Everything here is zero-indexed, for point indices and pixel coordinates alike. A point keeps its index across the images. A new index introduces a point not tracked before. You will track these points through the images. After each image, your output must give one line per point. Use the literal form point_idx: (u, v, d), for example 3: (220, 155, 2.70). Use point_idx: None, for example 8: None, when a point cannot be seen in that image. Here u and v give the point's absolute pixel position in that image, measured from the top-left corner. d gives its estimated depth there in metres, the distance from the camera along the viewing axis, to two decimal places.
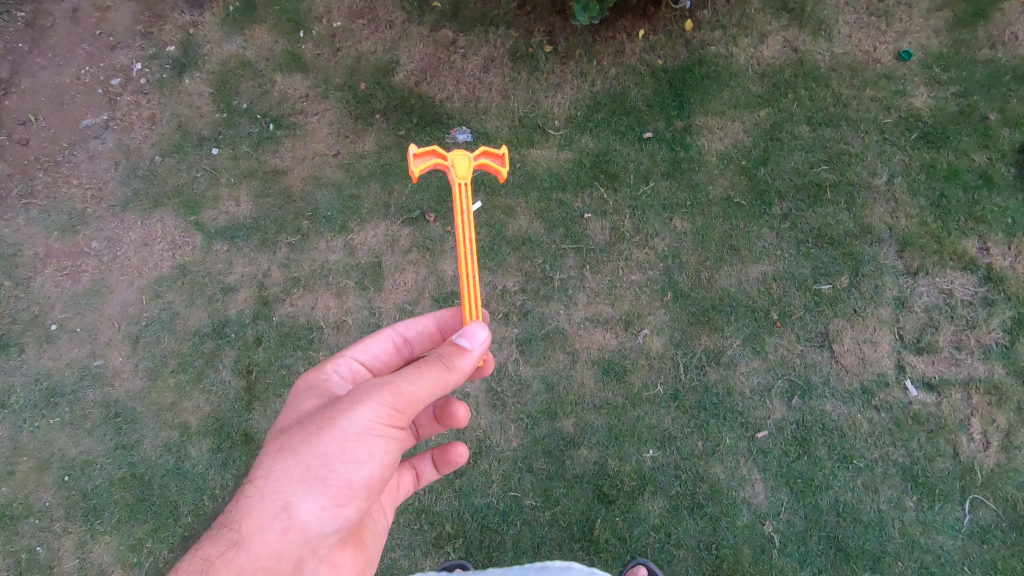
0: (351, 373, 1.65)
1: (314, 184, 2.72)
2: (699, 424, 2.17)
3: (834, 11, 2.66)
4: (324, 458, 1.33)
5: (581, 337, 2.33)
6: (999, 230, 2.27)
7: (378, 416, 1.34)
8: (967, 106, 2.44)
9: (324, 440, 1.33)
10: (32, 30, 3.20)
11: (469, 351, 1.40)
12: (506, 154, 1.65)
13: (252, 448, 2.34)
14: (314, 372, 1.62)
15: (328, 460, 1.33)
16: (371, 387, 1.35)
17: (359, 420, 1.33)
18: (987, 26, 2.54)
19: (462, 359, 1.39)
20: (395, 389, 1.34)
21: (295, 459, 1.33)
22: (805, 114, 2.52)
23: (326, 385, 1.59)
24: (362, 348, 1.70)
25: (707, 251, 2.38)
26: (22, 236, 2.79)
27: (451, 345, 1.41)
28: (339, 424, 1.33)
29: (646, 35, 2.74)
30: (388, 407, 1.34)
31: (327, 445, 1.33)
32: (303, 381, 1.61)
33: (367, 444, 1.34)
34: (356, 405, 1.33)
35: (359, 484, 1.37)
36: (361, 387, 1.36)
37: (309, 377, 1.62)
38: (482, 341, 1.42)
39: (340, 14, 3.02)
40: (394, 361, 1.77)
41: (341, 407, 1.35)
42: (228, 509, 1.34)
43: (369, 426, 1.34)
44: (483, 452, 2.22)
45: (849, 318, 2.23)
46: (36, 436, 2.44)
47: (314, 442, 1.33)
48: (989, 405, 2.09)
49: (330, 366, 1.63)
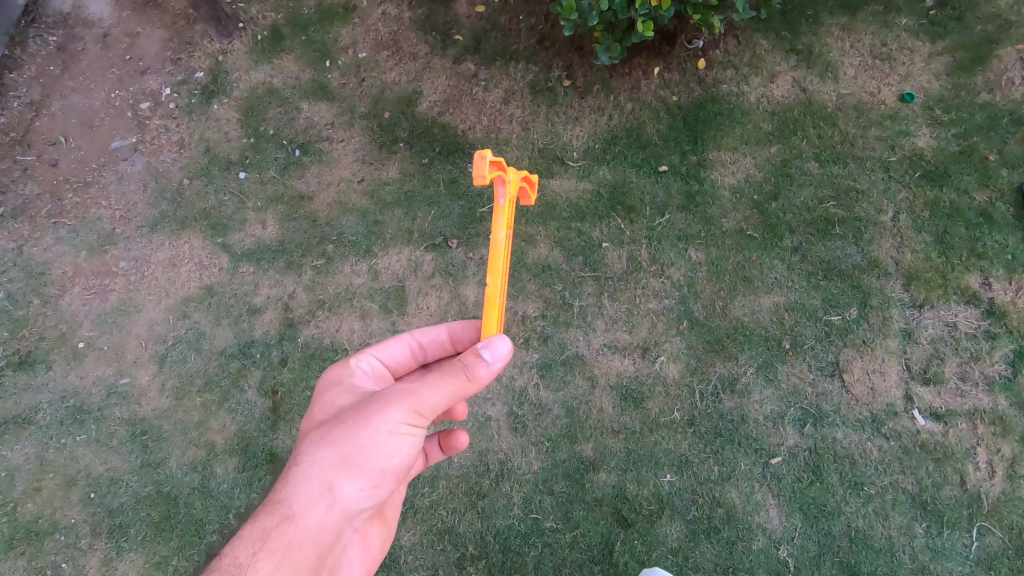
0: (373, 371, 1.69)
1: (339, 209, 2.80)
2: (715, 450, 2.25)
3: (839, 54, 2.79)
4: (361, 450, 1.38)
5: (600, 363, 2.41)
6: (1000, 266, 2.37)
7: (408, 417, 1.37)
8: (967, 146, 2.56)
9: (360, 434, 1.38)
10: (64, 54, 3.31)
11: (489, 363, 1.37)
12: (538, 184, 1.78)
13: (276, 468, 2.40)
14: (340, 367, 1.66)
15: (364, 452, 1.38)
16: (400, 390, 1.38)
17: (391, 419, 1.37)
18: (985, 72, 2.67)
19: (485, 369, 1.37)
20: (423, 394, 1.36)
21: (335, 449, 1.39)
22: (814, 151, 2.63)
23: (353, 381, 1.63)
24: (382, 349, 1.73)
25: (721, 281, 2.47)
26: (51, 255, 2.85)
27: (471, 357, 1.38)
28: (373, 422, 1.38)
29: (661, 72, 2.85)
30: (418, 409, 1.37)
31: (363, 439, 1.38)
32: (329, 376, 1.65)
33: (398, 441, 1.39)
34: (390, 405, 1.37)
35: (391, 473, 1.43)
36: (393, 388, 1.40)
37: (334, 373, 1.65)
38: (505, 355, 1.38)
39: (365, 45, 3.12)
40: (410, 363, 1.80)
41: (376, 406, 1.39)
42: (273, 491, 1.41)
43: (400, 426, 1.38)
44: (504, 474, 2.29)
45: (858, 349, 2.32)
46: (62, 453, 2.51)
47: (352, 436, 1.38)
48: (994, 436, 2.17)
49: (352, 364, 1.66)
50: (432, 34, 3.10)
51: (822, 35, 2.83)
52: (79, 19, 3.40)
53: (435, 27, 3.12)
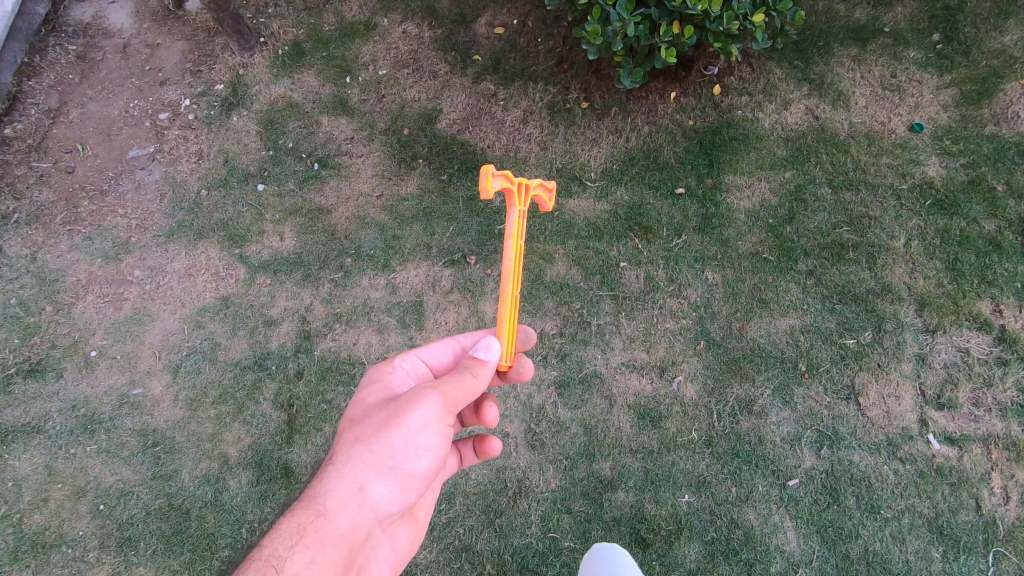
0: (413, 372, 1.70)
1: (357, 223, 2.81)
2: (732, 471, 2.26)
3: (851, 84, 2.87)
4: (391, 449, 1.39)
5: (618, 382, 2.42)
6: (1010, 294, 2.41)
7: (436, 414, 1.41)
8: (976, 176, 2.61)
9: (391, 432, 1.39)
10: (83, 63, 3.32)
11: (486, 362, 1.50)
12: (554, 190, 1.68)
13: (291, 482, 2.39)
14: (378, 367, 1.69)
15: (395, 451, 1.39)
16: (428, 387, 1.42)
17: (421, 416, 1.39)
18: (992, 104, 2.74)
19: (485, 368, 1.50)
20: (448, 390, 1.42)
21: (368, 448, 1.39)
22: (827, 177, 2.69)
23: (390, 379, 1.64)
24: (425, 350, 1.75)
25: (737, 303, 2.50)
26: (64, 262, 2.84)
27: (472, 357, 1.51)
28: (404, 421, 1.39)
29: (677, 96, 2.92)
30: (445, 405, 1.41)
31: (394, 438, 1.39)
32: (370, 373, 1.66)
33: (428, 438, 1.41)
34: (420, 402, 1.39)
35: (420, 474, 1.43)
36: (423, 386, 1.43)
37: (373, 371, 1.67)
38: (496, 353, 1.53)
39: (386, 63, 3.16)
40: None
41: (406, 404, 1.41)
42: (306, 489, 1.39)
43: (430, 423, 1.40)
44: (522, 492, 2.29)
45: (873, 372, 2.36)
46: (72, 463, 2.48)
47: (383, 433, 1.39)
48: (1008, 461, 2.20)
49: (394, 362, 1.68)
50: (452, 53, 3.15)
51: (833, 65, 2.91)
52: (99, 29, 3.43)
53: (454, 47, 3.17)
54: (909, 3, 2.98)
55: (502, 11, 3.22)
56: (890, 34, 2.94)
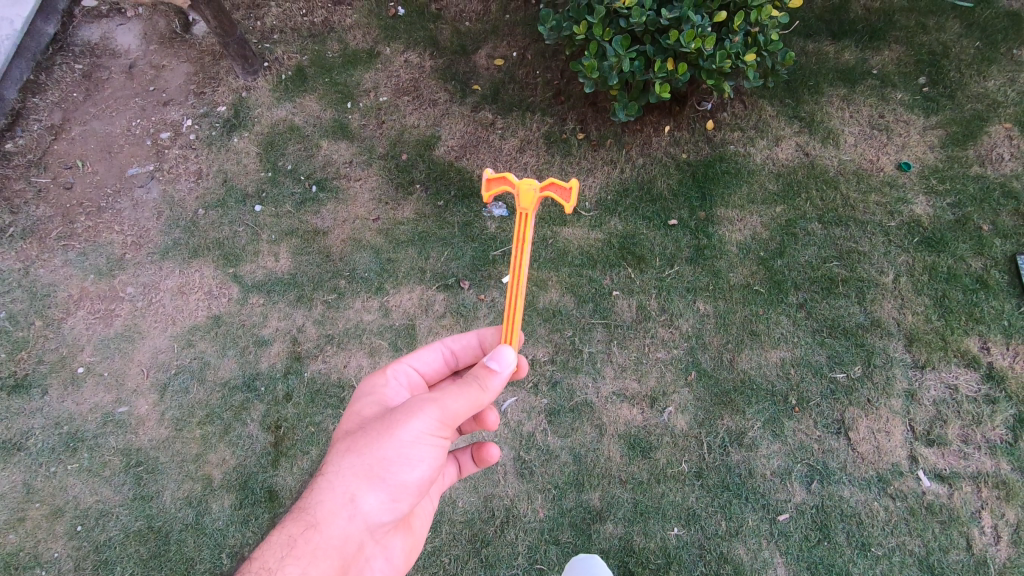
0: (407, 381, 1.69)
1: (353, 246, 2.83)
2: (723, 504, 2.24)
3: (840, 123, 2.94)
4: (383, 460, 1.36)
5: (609, 411, 2.41)
6: (997, 332, 2.44)
7: (432, 427, 1.37)
8: (962, 216, 2.67)
9: (384, 443, 1.36)
10: (88, 82, 3.37)
11: (498, 372, 1.42)
12: None
13: (275, 506, 2.34)
14: (372, 377, 1.67)
15: (387, 462, 1.36)
16: (425, 399, 1.38)
17: (415, 428, 1.36)
18: (976, 146, 2.81)
19: (495, 379, 1.42)
20: (446, 402, 1.37)
21: (359, 459, 1.37)
22: (818, 213, 2.73)
23: (384, 391, 1.62)
24: (416, 358, 1.74)
25: (729, 334, 2.51)
26: (57, 277, 2.83)
27: (482, 367, 1.43)
28: (397, 432, 1.36)
29: (671, 130, 2.98)
30: (442, 418, 1.37)
31: (386, 449, 1.36)
32: (363, 385, 1.65)
33: (421, 451, 1.38)
34: (415, 414, 1.36)
35: (413, 485, 1.40)
36: (419, 397, 1.39)
37: (368, 382, 1.66)
38: (510, 362, 1.45)
39: (387, 90, 3.23)
40: (443, 371, 1.81)
41: (400, 415, 1.38)
42: (300, 499, 1.39)
43: (424, 435, 1.37)
44: (509, 521, 2.26)
45: (863, 407, 2.36)
46: (51, 482, 2.43)
47: (376, 445, 1.37)
48: (998, 500, 2.19)
49: (388, 373, 1.67)
50: (452, 82, 3.22)
51: (823, 104, 2.99)
52: (106, 50, 3.49)
53: (454, 77, 3.24)
54: (895, 48, 3.09)
55: (502, 44, 3.30)
56: (877, 76, 3.03)
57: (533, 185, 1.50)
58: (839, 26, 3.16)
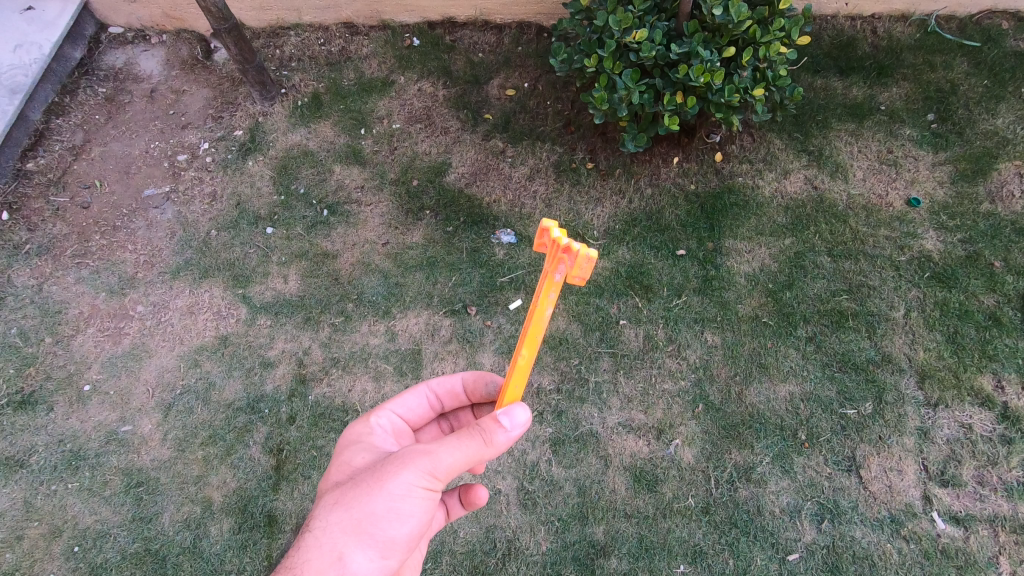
0: (392, 428, 1.65)
1: (362, 269, 2.85)
2: (730, 542, 2.19)
3: (848, 157, 2.96)
4: (372, 515, 1.31)
5: (615, 442, 2.38)
6: (1011, 370, 2.40)
7: (422, 479, 1.33)
8: (973, 252, 2.65)
9: (373, 497, 1.32)
10: (111, 105, 3.47)
11: (507, 429, 1.35)
12: (585, 255, 1.19)
13: (274, 531, 2.32)
14: (357, 424, 1.63)
15: (376, 517, 1.31)
16: (418, 451, 1.34)
17: (406, 481, 1.32)
18: (986, 183, 2.81)
19: (502, 434, 1.35)
20: (440, 455, 1.32)
21: (347, 513, 1.32)
22: (826, 246, 2.73)
23: (372, 439, 1.58)
24: (399, 403, 1.70)
25: (737, 366, 2.49)
26: (69, 294, 2.86)
27: (491, 421, 1.36)
28: (387, 485, 1.32)
29: (680, 162, 3.00)
30: (435, 469, 1.33)
31: (376, 503, 1.32)
32: (348, 434, 1.61)
33: (411, 505, 1.33)
34: (406, 466, 1.33)
35: (402, 540, 1.35)
36: (410, 448, 1.36)
37: (353, 430, 1.62)
38: (523, 421, 1.37)
39: (400, 117, 3.29)
40: (428, 415, 1.79)
41: (390, 467, 1.34)
42: (284, 558, 1.32)
43: (415, 487, 1.33)
44: (511, 554, 2.22)
45: (874, 444, 2.31)
46: (51, 500, 2.42)
47: (365, 498, 1.32)
48: (1016, 545, 2.12)
49: (373, 421, 1.63)
50: (464, 111, 3.28)
51: (831, 139, 3.01)
52: (130, 74, 3.60)
53: (467, 105, 3.30)
54: (903, 85, 3.12)
55: (514, 75, 3.37)
56: (886, 112, 3.05)
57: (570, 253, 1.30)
58: (847, 63, 3.21)
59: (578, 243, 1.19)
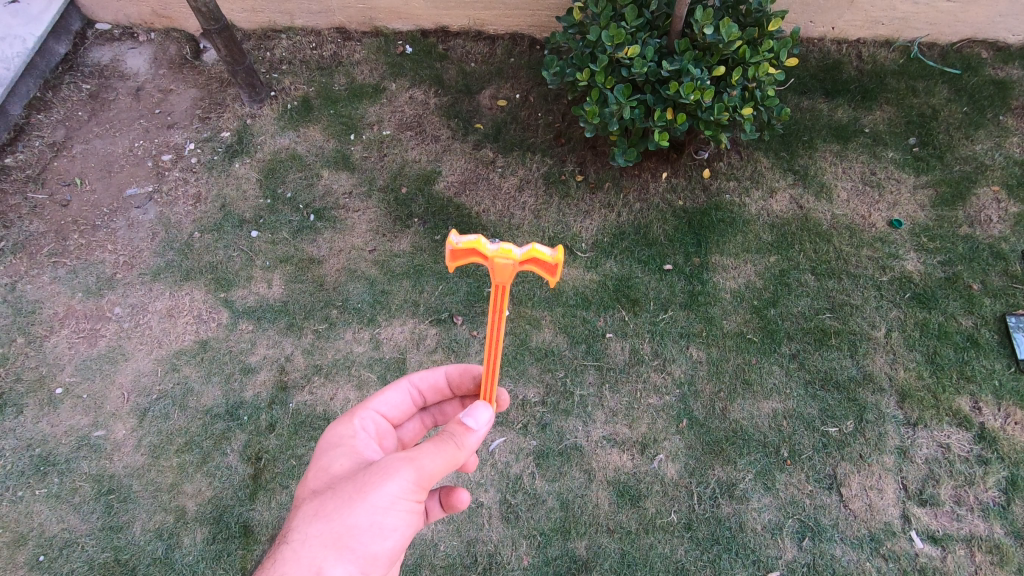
0: (375, 429, 1.64)
1: (347, 276, 2.81)
2: (712, 559, 2.18)
3: (833, 177, 3.01)
4: (354, 529, 1.28)
5: (599, 456, 2.37)
6: (988, 392, 2.44)
7: (407, 490, 1.31)
8: (952, 274, 2.70)
9: (356, 508, 1.29)
10: (95, 101, 3.41)
11: (475, 431, 1.41)
12: (504, 263, 1.31)
13: (249, 543, 2.26)
14: (338, 426, 1.60)
15: (358, 530, 1.28)
16: (400, 459, 1.32)
17: (390, 492, 1.30)
18: (965, 207, 2.87)
19: (471, 437, 1.40)
20: (422, 462, 1.32)
21: (328, 525, 1.28)
22: (811, 264, 2.76)
23: (353, 443, 1.55)
24: (381, 400, 1.69)
25: (720, 382, 2.50)
26: (44, 294, 2.79)
27: (458, 425, 1.40)
28: (370, 496, 1.29)
29: (668, 177, 3.02)
30: (417, 480, 1.32)
31: (358, 516, 1.28)
32: (330, 435, 1.58)
33: (395, 517, 1.31)
34: (390, 476, 1.30)
35: (384, 555, 1.32)
36: (394, 457, 1.33)
37: (334, 432, 1.59)
38: (486, 421, 1.43)
39: (391, 124, 3.27)
40: (409, 409, 1.78)
41: (373, 477, 1.31)
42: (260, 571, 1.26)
43: (398, 499, 1.31)
44: (493, 568, 2.19)
45: (855, 463, 2.33)
46: (17, 507, 2.34)
47: (346, 511, 1.29)
48: (992, 565, 2.14)
49: (356, 423, 1.61)
50: (455, 120, 3.28)
51: (816, 159, 3.06)
52: (116, 71, 3.54)
53: (458, 114, 3.30)
54: (886, 108, 3.19)
55: (505, 85, 3.38)
56: (869, 134, 3.12)
57: (514, 260, 1.29)
58: (833, 85, 3.28)
59: (496, 256, 1.30)
